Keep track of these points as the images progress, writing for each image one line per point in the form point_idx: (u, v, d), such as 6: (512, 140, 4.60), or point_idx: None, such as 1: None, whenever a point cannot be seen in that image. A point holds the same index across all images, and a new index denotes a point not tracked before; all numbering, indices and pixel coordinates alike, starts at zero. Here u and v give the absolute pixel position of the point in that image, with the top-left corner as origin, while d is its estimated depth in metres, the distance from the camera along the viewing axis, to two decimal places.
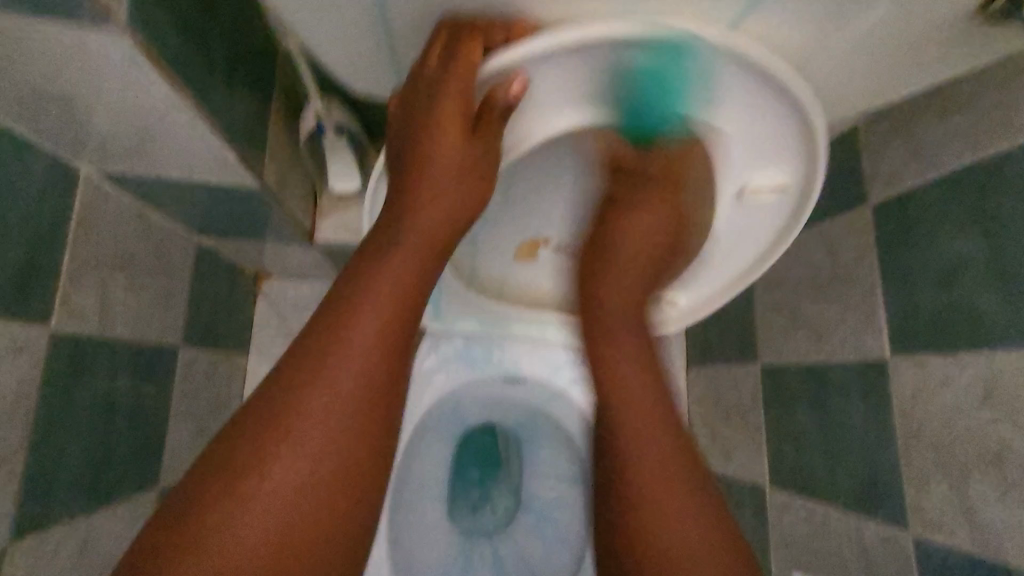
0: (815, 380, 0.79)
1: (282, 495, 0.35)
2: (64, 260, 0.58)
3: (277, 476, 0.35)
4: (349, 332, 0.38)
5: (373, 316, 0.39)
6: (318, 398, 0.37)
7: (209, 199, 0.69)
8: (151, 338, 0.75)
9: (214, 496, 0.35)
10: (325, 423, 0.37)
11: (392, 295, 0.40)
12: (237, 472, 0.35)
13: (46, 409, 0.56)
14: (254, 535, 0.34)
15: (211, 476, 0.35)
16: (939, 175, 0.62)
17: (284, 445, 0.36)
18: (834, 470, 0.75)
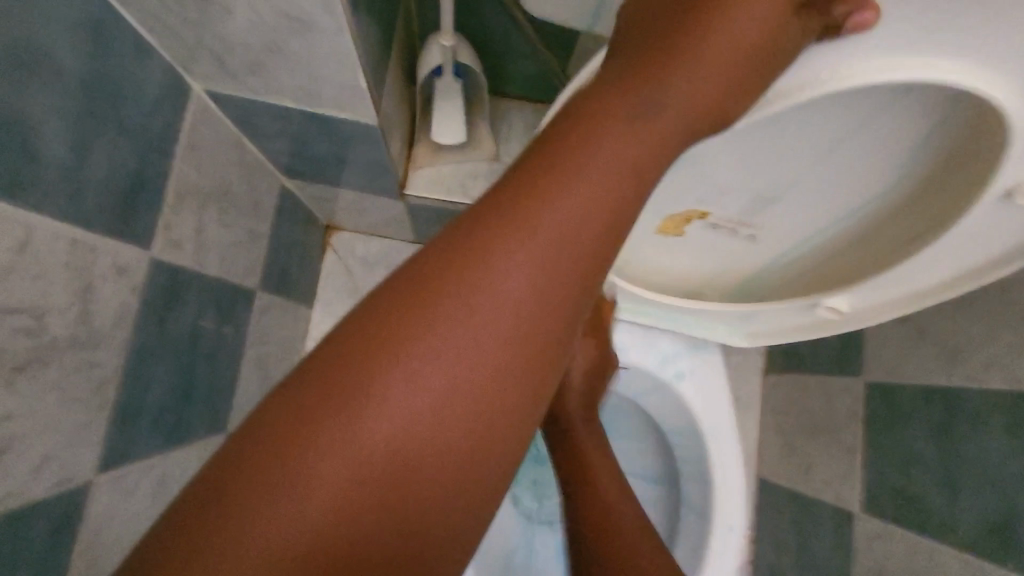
0: (941, 404, 0.71)
1: (397, 437, 0.30)
2: (170, 179, 0.54)
3: (400, 390, 0.31)
4: (506, 262, 0.33)
5: (534, 246, 0.33)
6: (466, 304, 0.32)
7: (312, 133, 0.64)
8: (235, 276, 0.71)
9: (334, 385, 0.31)
10: (465, 363, 0.32)
11: (569, 215, 0.34)
12: (365, 369, 0.31)
13: (139, 337, 0.52)
14: (381, 444, 0.30)
15: (354, 360, 0.31)
16: None
17: (415, 379, 0.31)
18: (956, 506, 0.66)
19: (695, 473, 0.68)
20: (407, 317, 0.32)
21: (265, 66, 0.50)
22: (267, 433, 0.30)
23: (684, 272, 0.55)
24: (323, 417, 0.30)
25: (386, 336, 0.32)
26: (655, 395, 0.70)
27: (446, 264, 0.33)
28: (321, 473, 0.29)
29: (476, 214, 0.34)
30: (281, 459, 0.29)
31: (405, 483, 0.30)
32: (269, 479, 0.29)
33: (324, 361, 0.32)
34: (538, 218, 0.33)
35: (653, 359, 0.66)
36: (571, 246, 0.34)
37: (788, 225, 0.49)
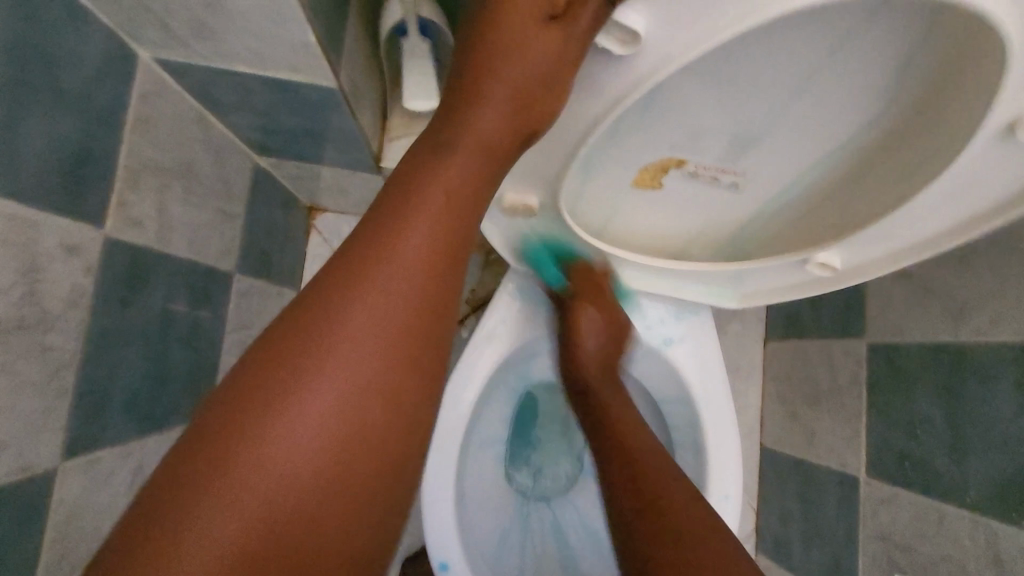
0: (945, 363, 0.68)
1: (336, 419, 0.32)
2: (121, 153, 0.51)
3: (336, 367, 0.33)
4: (409, 257, 0.35)
5: (419, 256, 0.35)
6: (392, 280, 0.34)
7: (273, 103, 0.61)
8: (207, 259, 0.69)
9: (262, 376, 0.32)
10: (369, 376, 0.33)
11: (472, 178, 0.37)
12: (296, 355, 0.33)
13: (101, 321, 0.51)
14: (323, 418, 0.32)
15: (278, 350, 0.33)
16: None
17: (320, 399, 0.32)
18: (964, 467, 0.64)
19: (689, 443, 0.66)
20: (300, 343, 0.33)
21: (209, 26, 0.47)
22: (176, 479, 0.30)
23: (668, 228, 0.53)
24: (258, 416, 0.31)
25: (311, 323, 0.33)
26: (643, 364, 0.67)
27: (333, 288, 0.34)
28: (243, 505, 0.30)
29: (353, 236, 0.35)
30: (220, 454, 0.30)
31: (352, 449, 0.32)
32: (211, 482, 0.30)
33: (252, 361, 0.33)
34: (415, 229, 0.35)
35: (639, 326, 0.63)
36: (454, 248, 0.36)
37: (771, 170, 0.46)
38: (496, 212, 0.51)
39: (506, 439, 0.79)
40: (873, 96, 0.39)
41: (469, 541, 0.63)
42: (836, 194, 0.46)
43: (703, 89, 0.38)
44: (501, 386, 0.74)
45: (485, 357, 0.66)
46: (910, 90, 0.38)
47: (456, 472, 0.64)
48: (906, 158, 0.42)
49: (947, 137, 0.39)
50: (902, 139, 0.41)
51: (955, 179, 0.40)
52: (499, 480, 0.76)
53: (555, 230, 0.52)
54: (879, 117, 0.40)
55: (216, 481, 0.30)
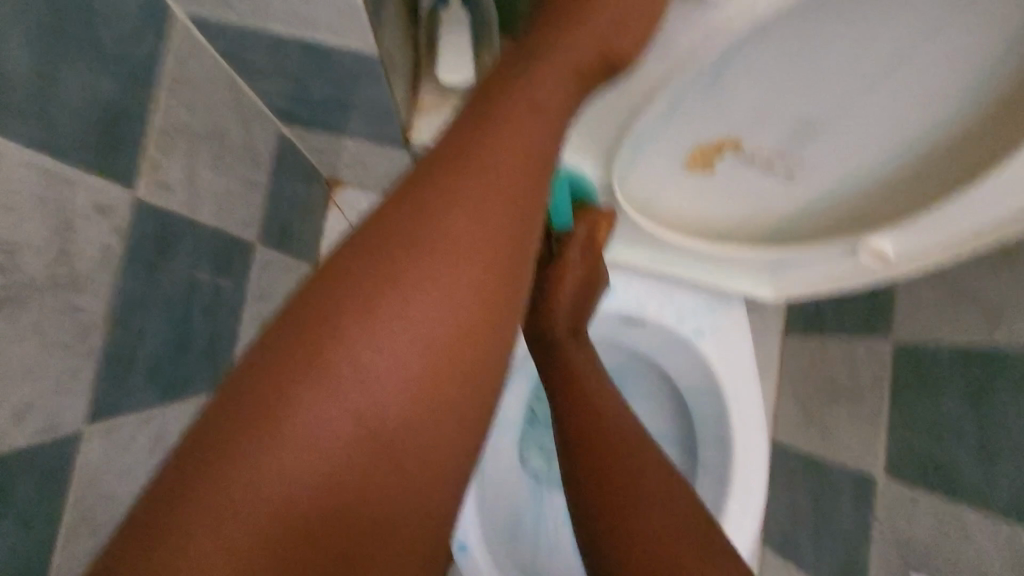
0: (975, 366, 0.67)
1: (390, 374, 0.33)
2: (155, 113, 0.50)
3: (389, 323, 0.33)
4: (459, 221, 0.35)
5: (478, 217, 0.35)
6: (442, 237, 0.35)
7: (309, 69, 0.59)
8: (231, 228, 0.67)
9: (317, 326, 0.33)
10: (424, 334, 0.34)
11: (524, 141, 0.37)
12: (351, 309, 0.33)
13: (130, 285, 0.50)
14: (376, 372, 0.32)
15: (333, 302, 0.33)
16: None
17: (380, 350, 0.33)
18: (991, 472, 0.63)
19: (713, 436, 0.65)
20: (357, 295, 0.33)
21: None
22: (240, 408, 0.31)
23: (715, 214, 0.51)
24: (313, 367, 0.32)
25: (365, 278, 0.34)
26: (672, 354, 0.66)
27: (391, 239, 0.34)
28: (304, 442, 0.31)
29: (412, 190, 0.36)
30: (274, 403, 0.31)
31: (404, 406, 0.33)
32: (265, 428, 0.30)
33: (305, 311, 0.33)
34: (474, 189, 0.35)
35: (670, 315, 0.62)
36: (508, 207, 0.36)
37: (833, 159, 0.44)
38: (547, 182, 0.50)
39: (522, 423, 0.79)
40: (953, 82, 0.36)
41: (485, 520, 0.63)
42: (899, 184, 0.44)
43: (768, 62, 0.36)
44: (522, 370, 0.74)
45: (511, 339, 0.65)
46: (995, 71, 0.35)
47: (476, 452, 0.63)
48: (978, 146, 0.39)
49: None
50: (977, 130, 0.39)
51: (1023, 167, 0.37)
52: (513, 463, 0.76)
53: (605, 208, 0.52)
54: (952, 106, 0.38)
55: (276, 425, 0.31)
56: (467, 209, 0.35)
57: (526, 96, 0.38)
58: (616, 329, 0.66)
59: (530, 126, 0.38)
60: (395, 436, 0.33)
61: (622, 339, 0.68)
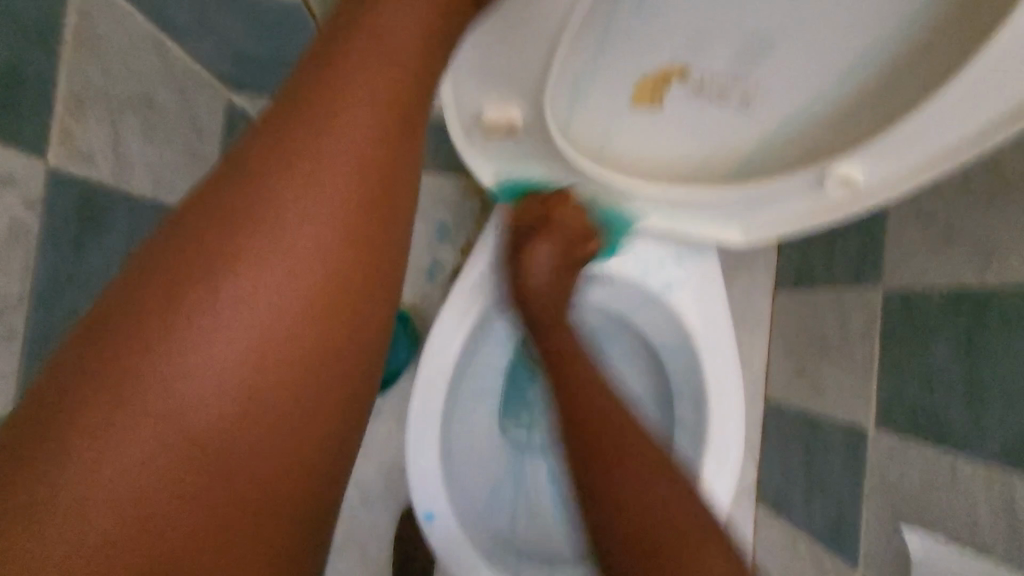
0: (965, 308, 0.63)
1: (253, 339, 0.32)
2: (61, 76, 0.46)
3: (247, 286, 0.32)
4: (323, 174, 0.33)
5: (331, 185, 0.34)
6: (299, 191, 0.33)
7: (237, 24, 0.55)
8: (177, 201, 0.64)
9: (164, 295, 0.31)
10: (287, 294, 0.33)
11: (393, 79, 0.35)
12: (200, 272, 0.31)
13: (54, 263, 0.47)
14: (237, 337, 0.32)
15: (178, 267, 0.31)
16: None
17: (240, 311, 0.32)
18: (980, 417, 0.61)
19: (688, 393, 0.63)
20: (208, 259, 0.32)
21: None
22: (79, 391, 0.29)
23: (667, 155, 0.47)
24: (158, 335, 0.30)
25: (211, 238, 0.32)
26: (641, 312, 0.63)
27: (241, 204, 0.32)
28: (149, 426, 0.30)
29: (250, 159, 0.33)
30: (116, 377, 0.29)
31: (273, 371, 0.33)
32: (108, 406, 0.29)
33: (148, 276, 0.31)
34: (321, 157, 0.33)
35: (636, 269, 0.59)
36: (379, 153, 0.35)
37: (785, 79, 0.40)
38: (479, 135, 0.45)
39: (498, 391, 0.76)
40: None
41: (453, 490, 0.61)
42: (857, 105, 0.41)
43: None
44: (492, 336, 0.71)
45: (471, 300, 0.60)
46: None
47: (440, 420, 0.60)
48: (941, 51, 0.36)
49: (990, 12, 0.34)
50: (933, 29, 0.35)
51: (992, 65, 0.36)
52: (489, 431, 0.73)
53: (546, 155, 0.46)
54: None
55: (120, 402, 0.29)
56: (327, 168, 0.33)
57: (386, 44, 0.34)
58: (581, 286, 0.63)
59: (396, 52, 0.35)
60: (253, 409, 0.32)
61: (590, 298, 0.65)
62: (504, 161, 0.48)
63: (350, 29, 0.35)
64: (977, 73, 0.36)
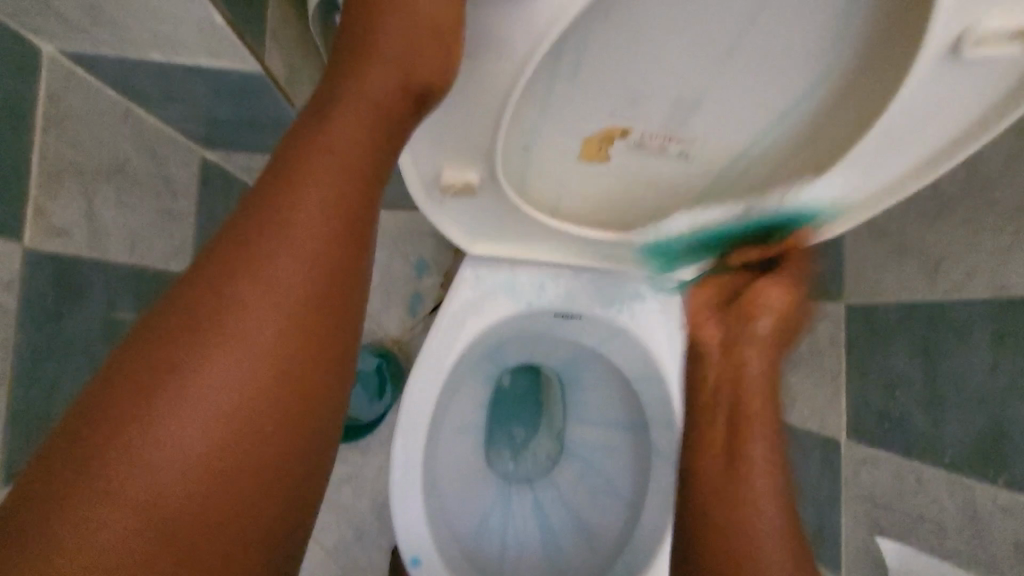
0: (920, 321, 0.66)
1: (213, 434, 0.31)
2: (35, 157, 0.48)
3: (205, 381, 0.31)
4: (279, 261, 0.34)
5: (293, 265, 0.34)
6: (256, 278, 0.33)
7: (205, 92, 0.57)
8: (155, 262, 0.66)
9: (121, 399, 0.30)
10: (247, 384, 0.32)
11: (352, 155, 0.35)
12: (156, 372, 0.31)
13: (34, 339, 0.48)
14: (197, 434, 0.31)
15: (136, 370, 0.31)
16: None
17: (198, 408, 0.31)
18: (940, 425, 0.63)
19: (661, 420, 0.65)
20: (168, 358, 0.31)
21: (105, 13, 0.43)
22: (35, 507, 0.28)
23: (621, 199, 0.50)
24: (114, 441, 0.29)
25: (169, 337, 0.32)
26: (613, 343, 0.66)
27: (200, 298, 0.33)
28: (116, 531, 0.29)
29: (224, 247, 0.34)
30: (70, 492, 0.28)
31: (236, 463, 0.32)
32: (62, 522, 0.28)
33: (108, 383, 0.31)
34: (285, 243, 0.34)
35: (604, 303, 0.62)
36: (337, 233, 0.35)
37: (719, 134, 0.42)
38: (439, 193, 0.48)
39: (482, 424, 0.78)
40: (816, 46, 0.36)
41: (439, 528, 0.62)
42: (789, 151, 0.44)
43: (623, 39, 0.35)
44: (473, 373, 0.72)
45: (444, 344, 0.62)
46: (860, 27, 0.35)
47: (424, 459, 0.62)
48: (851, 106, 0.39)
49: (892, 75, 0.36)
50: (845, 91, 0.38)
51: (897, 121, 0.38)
52: (475, 465, 0.75)
53: (504, 208, 0.49)
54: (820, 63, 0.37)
55: (76, 517, 0.28)
56: (282, 253, 0.34)
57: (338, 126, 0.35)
58: (556, 321, 0.66)
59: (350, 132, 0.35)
60: (213, 494, 0.31)
61: (563, 331, 0.68)
62: (467, 215, 0.51)
63: (298, 124, 0.36)
64: (890, 125, 0.38)
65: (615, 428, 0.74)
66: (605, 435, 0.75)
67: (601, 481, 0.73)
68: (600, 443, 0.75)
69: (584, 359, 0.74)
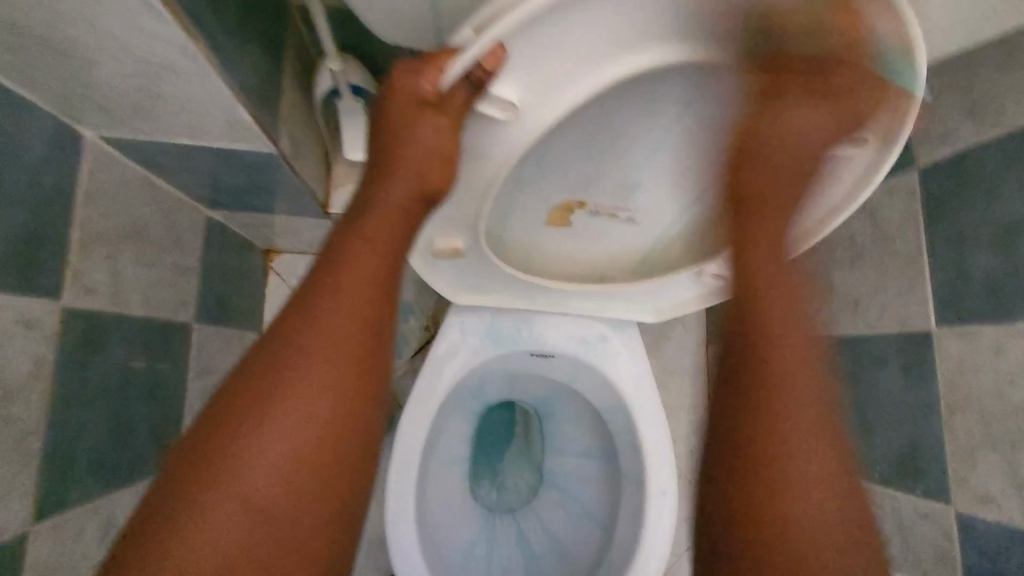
0: (849, 350, 0.75)
1: (289, 445, 0.41)
2: (73, 228, 0.55)
3: (282, 408, 0.41)
4: (331, 316, 0.43)
5: (340, 319, 0.43)
6: (313, 331, 0.42)
7: (219, 165, 0.65)
8: (164, 314, 0.72)
9: (223, 424, 0.40)
10: (312, 408, 0.42)
11: (381, 237, 0.44)
12: (247, 403, 0.41)
13: (64, 388, 0.54)
14: (279, 446, 0.40)
15: (233, 402, 0.41)
16: (985, 141, 0.58)
17: (278, 428, 0.41)
18: (871, 443, 0.72)
19: (628, 446, 0.73)
20: (255, 393, 0.41)
21: (146, 109, 0.51)
22: (167, 501, 0.38)
23: (582, 257, 0.59)
24: (220, 454, 0.39)
25: (255, 377, 0.42)
26: (583, 378, 0.74)
27: (276, 347, 0.42)
28: (225, 518, 0.38)
29: (293, 308, 0.43)
30: (191, 491, 0.38)
31: (306, 467, 0.41)
32: (186, 512, 0.38)
33: (213, 414, 0.41)
34: (333, 302, 0.43)
35: (574, 343, 0.70)
36: (374, 291, 0.44)
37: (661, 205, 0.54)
38: (428, 255, 0.56)
39: (466, 458, 0.84)
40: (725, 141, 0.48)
41: (429, 555, 0.68)
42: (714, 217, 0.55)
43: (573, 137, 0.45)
44: (458, 410, 0.79)
45: (432, 384, 0.69)
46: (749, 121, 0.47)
47: (415, 490, 0.68)
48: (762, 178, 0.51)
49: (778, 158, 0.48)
50: None
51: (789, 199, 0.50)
52: (461, 497, 0.80)
53: (484, 266, 0.57)
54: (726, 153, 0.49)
55: (197, 510, 0.38)
56: (332, 310, 0.43)
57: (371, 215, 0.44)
58: (532, 360, 0.73)
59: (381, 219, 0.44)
60: (291, 487, 0.41)
61: (539, 368, 0.75)
62: (453, 273, 0.59)
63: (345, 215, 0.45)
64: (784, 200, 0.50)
65: (589, 457, 0.81)
66: (580, 464, 0.81)
67: (578, 506, 0.79)
68: (576, 472, 0.82)
69: (560, 396, 0.82)
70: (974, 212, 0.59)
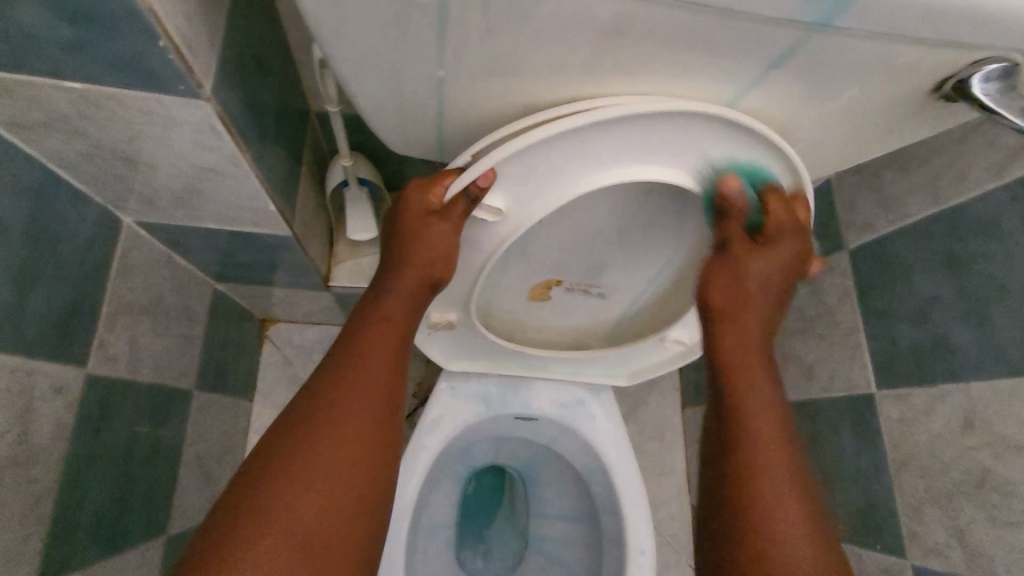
0: (807, 416, 0.81)
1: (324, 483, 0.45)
2: (103, 301, 0.61)
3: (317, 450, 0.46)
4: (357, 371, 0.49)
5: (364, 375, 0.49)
6: (342, 384, 0.48)
7: (236, 245, 0.72)
8: (169, 380, 0.76)
9: (265, 468, 0.45)
10: (343, 451, 0.46)
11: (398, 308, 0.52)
12: (284, 449, 0.46)
13: (78, 450, 0.58)
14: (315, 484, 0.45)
15: (273, 450, 0.46)
16: (899, 229, 0.69)
17: (314, 468, 0.45)
18: (832, 501, 0.76)
19: (608, 507, 0.76)
20: (292, 440, 0.46)
21: (184, 201, 0.59)
22: (216, 539, 0.42)
23: (561, 328, 0.67)
24: (262, 493, 0.43)
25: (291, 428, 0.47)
26: (565, 442, 0.79)
27: (310, 401, 0.48)
28: (266, 554, 0.41)
29: (322, 370, 0.50)
30: (238, 527, 0.42)
31: (338, 504, 0.45)
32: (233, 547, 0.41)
33: (256, 462, 0.45)
34: (358, 360, 0.49)
35: (555, 407, 0.76)
36: (393, 350, 0.51)
37: (627, 284, 0.62)
38: (425, 328, 0.63)
39: (453, 524, 0.86)
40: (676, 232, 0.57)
41: None
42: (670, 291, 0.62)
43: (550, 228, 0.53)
44: (446, 475, 0.83)
45: (422, 448, 0.73)
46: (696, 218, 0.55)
47: (404, 553, 0.70)
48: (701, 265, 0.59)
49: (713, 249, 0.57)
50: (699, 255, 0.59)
51: None
52: (447, 563, 0.82)
53: (474, 336, 0.64)
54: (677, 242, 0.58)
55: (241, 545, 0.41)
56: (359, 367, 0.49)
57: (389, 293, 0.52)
58: (516, 423, 0.78)
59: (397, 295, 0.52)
60: (324, 523, 0.44)
61: (523, 431, 0.80)
62: (446, 343, 0.66)
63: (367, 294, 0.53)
64: None
65: (573, 520, 0.83)
66: (564, 528, 0.84)
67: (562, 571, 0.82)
68: (560, 536, 0.84)
69: (543, 460, 0.86)
70: (895, 289, 0.68)
